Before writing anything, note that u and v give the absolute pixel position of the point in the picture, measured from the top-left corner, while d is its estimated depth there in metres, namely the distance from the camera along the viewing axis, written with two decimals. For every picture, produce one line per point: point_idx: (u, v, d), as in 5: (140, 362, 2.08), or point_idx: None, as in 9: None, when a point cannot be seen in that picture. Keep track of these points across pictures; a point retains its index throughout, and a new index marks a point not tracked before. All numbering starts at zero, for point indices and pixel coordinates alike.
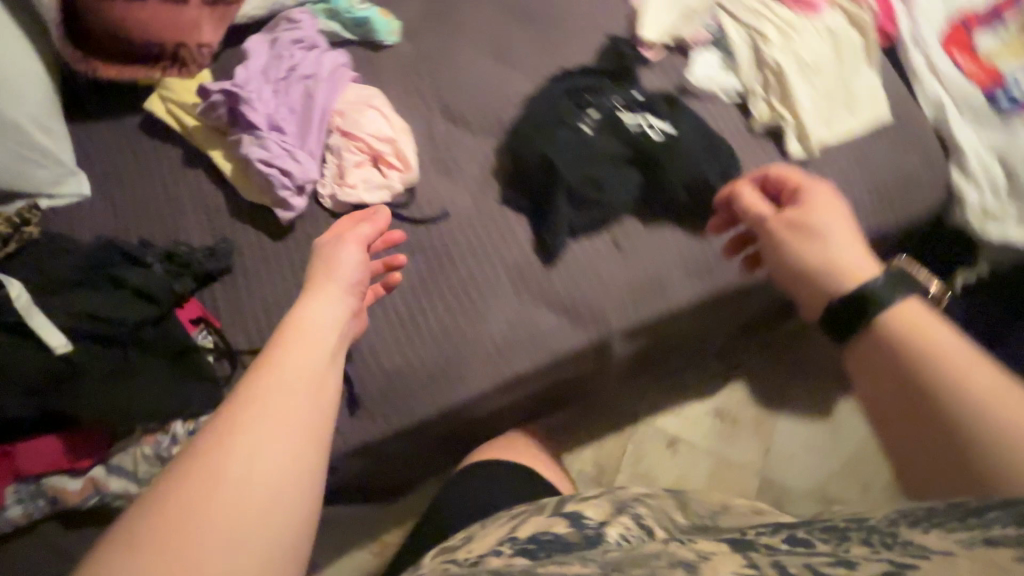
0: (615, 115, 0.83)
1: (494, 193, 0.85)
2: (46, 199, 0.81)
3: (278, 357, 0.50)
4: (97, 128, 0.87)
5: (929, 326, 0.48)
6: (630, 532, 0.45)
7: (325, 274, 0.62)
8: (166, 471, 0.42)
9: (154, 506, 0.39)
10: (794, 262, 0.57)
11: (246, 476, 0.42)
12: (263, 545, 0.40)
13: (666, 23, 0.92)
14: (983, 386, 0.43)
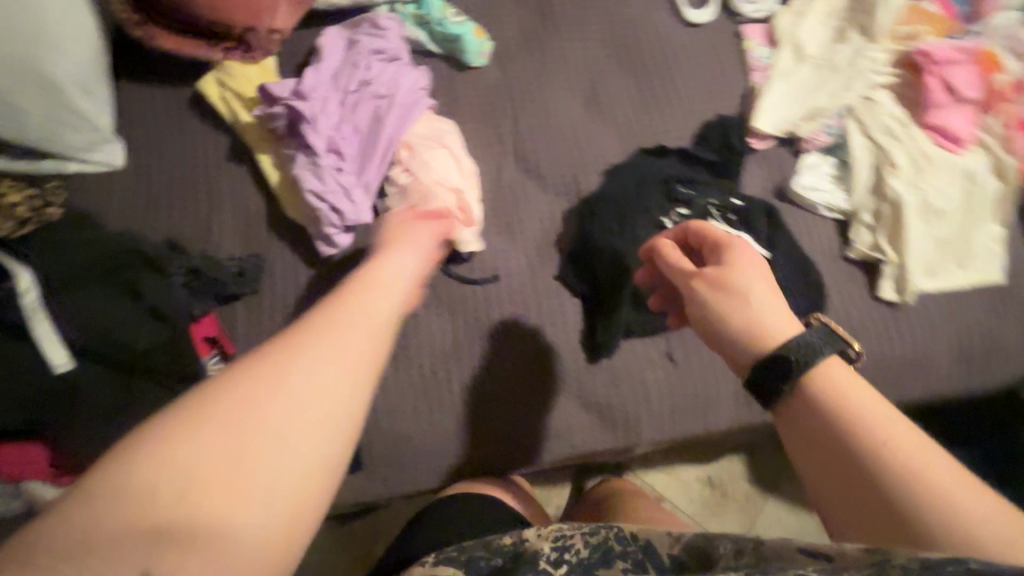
0: (704, 217, 0.75)
1: (552, 266, 0.78)
2: (76, 164, 0.73)
3: (343, 303, 0.38)
4: (142, 89, 0.78)
5: (850, 387, 0.40)
6: (553, 532, 0.54)
7: (396, 240, 0.52)
8: (172, 408, 0.31)
9: (144, 459, 0.28)
10: (717, 334, 0.45)
11: (271, 460, 0.30)
12: (271, 517, 0.29)
13: (786, 115, 0.81)
14: (932, 463, 0.36)
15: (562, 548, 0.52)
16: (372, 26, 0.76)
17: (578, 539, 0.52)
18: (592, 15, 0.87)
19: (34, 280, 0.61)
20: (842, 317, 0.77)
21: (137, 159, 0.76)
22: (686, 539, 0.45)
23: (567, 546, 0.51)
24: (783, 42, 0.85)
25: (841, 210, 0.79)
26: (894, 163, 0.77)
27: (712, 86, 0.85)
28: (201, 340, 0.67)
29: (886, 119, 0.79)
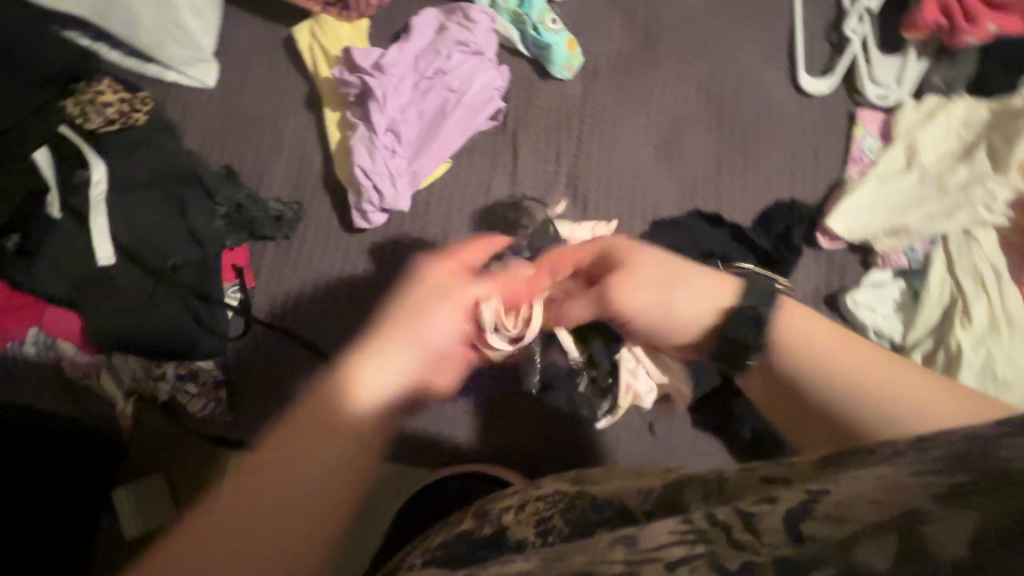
0: None
1: None
2: (174, 74, 0.79)
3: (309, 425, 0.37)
4: (249, 21, 0.82)
5: (807, 322, 0.41)
6: (533, 516, 0.41)
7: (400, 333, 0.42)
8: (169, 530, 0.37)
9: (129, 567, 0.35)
10: (636, 329, 0.46)
11: None
12: None
13: (868, 222, 0.73)
14: (840, 355, 0.39)
15: (540, 530, 0.38)
16: (463, 18, 0.77)
17: (555, 517, 0.38)
18: (698, 56, 0.82)
19: (106, 175, 0.69)
20: None
21: (224, 81, 0.81)
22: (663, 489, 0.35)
23: (547, 530, 0.37)
24: (897, 140, 0.76)
25: (892, 341, 0.72)
26: (970, 314, 0.67)
27: (801, 165, 0.78)
28: (228, 265, 0.74)
29: (980, 262, 0.68)
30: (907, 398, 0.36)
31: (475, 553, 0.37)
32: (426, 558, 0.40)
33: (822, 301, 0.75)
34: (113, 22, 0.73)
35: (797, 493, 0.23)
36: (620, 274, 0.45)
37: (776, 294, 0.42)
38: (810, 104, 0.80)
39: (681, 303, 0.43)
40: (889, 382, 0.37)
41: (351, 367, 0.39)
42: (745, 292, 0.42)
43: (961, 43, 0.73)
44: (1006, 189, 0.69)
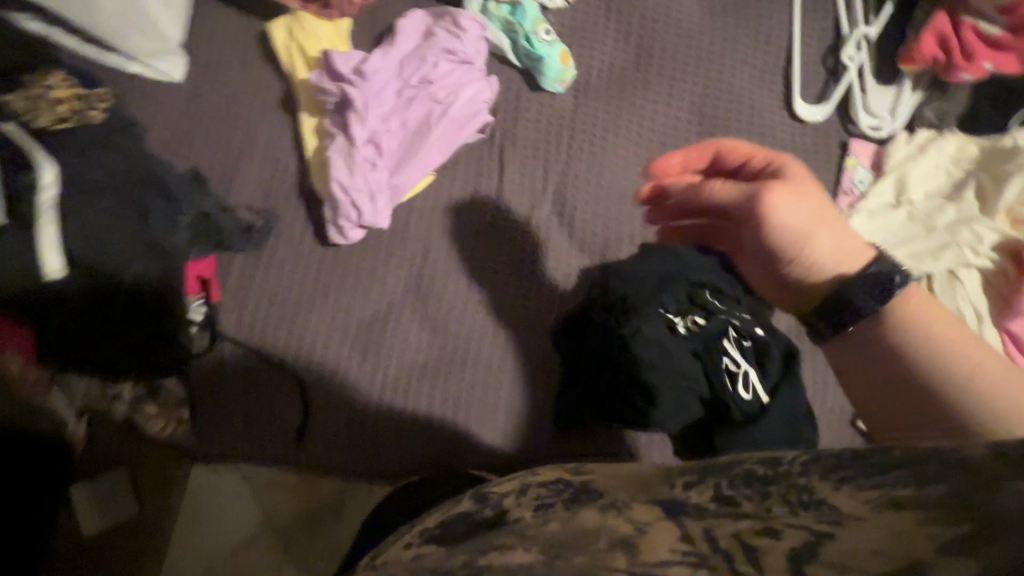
0: (718, 337, 0.67)
1: (548, 319, 0.75)
2: (137, 67, 0.73)
3: None
4: (220, 13, 0.77)
5: (923, 304, 0.39)
6: (533, 497, 0.39)
7: None
8: None
9: None
10: (768, 247, 0.44)
11: None
12: None
13: None
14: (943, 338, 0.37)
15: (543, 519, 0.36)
16: (451, 22, 0.73)
17: (554, 504, 0.36)
18: (694, 75, 0.79)
19: None
20: None
21: (193, 77, 0.75)
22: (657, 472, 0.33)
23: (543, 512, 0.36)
24: (887, 174, 0.75)
25: None
26: None
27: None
28: (193, 277, 0.70)
29: (963, 306, 0.67)
30: (1000, 386, 0.34)
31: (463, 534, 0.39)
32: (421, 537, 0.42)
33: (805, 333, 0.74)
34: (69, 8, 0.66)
35: (798, 527, 0.23)
36: (772, 188, 0.43)
37: (904, 275, 0.40)
38: (803, 131, 0.79)
39: (815, 243, 0.42)
40: (983, 359, 0.36)
41: None
42: (875, 263, 0.42)
43: (956, 79, 0.72)
44: (991, 233, 0.69)
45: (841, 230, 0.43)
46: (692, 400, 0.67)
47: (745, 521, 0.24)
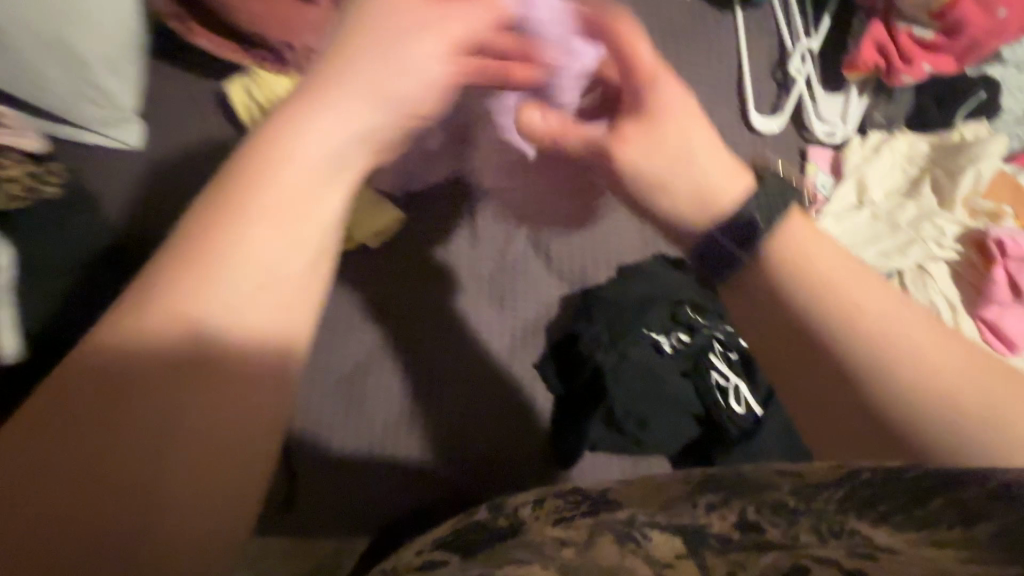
0: (704, 354, 0.68)
1: (533, 351, 0.73)
2: (94, 136, 0.72)
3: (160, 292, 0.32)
4: (175, 76, 0.76)
5: (828, 260, 0.38)
6: (552, 513, 0.35)
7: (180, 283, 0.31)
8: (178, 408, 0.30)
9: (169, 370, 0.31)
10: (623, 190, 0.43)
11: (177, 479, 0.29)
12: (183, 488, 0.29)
13: None
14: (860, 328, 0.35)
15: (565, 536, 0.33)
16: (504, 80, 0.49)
17: (579, 517, 0.33)
18: None
19: (9, 257, 0.59)
20: None
21: (150, 141, 0.74)
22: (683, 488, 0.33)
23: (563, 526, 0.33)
24: (848, 176, 0.77)
25: None
26: None
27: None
28: None
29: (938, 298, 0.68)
30: (922, 363, 0.34)
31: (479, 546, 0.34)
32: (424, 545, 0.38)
33: None
34: (19, 86, 0.65)
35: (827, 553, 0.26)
36: (624, 136, 0.41)
37: (758, 216, 0.38)
38: (762, 141, 0.80)
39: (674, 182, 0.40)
40: (888, 319, 0.36)
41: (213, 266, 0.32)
42: (751, 194, 0.40)
43: (898, 81, 0.74)
44: (952, 226, 0.71)
45: (699, 160, 0.40)
46: (688, 419, 0.67)
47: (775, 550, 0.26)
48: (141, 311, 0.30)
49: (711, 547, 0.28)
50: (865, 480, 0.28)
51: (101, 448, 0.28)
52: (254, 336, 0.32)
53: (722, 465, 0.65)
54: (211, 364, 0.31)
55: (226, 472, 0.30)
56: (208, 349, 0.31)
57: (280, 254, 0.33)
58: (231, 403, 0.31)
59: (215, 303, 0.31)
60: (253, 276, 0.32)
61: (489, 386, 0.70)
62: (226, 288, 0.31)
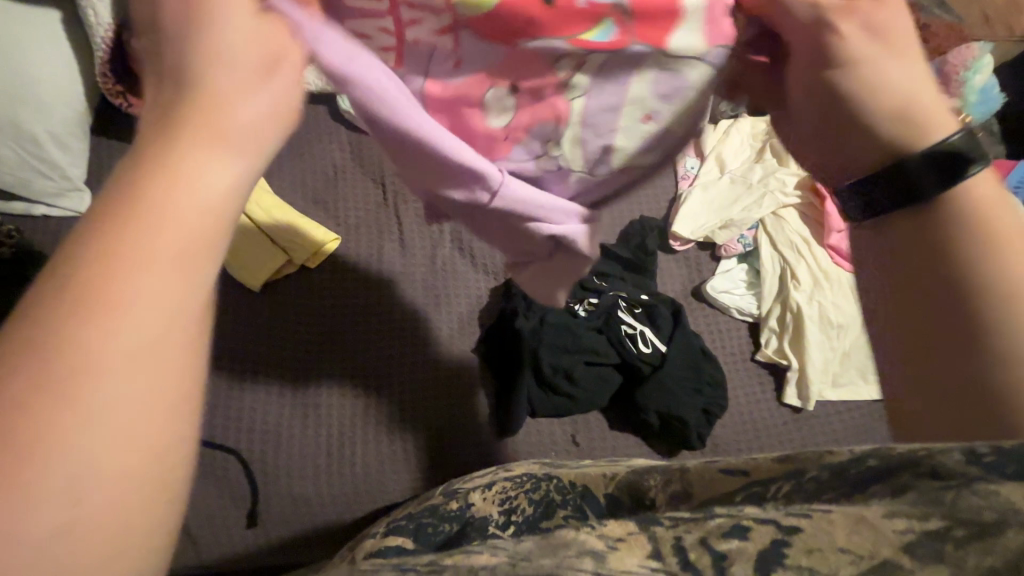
0: (613, 310, 0.79)
1: (471, 339, 0.80)
2: (42, 207, 0.77)
3: (181, 143, 0.27)
4: (112, 143, 0.84)
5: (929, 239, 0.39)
6: (498, 494, 0.45)
7: (172, 150, 0.27)
8: (94, 229, 0.25)
9: (107, 221, 0.25)
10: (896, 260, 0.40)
11: (80, 429, 0.23)
12: (86, 467, 0.23)
13: (704, 222, 0.87)
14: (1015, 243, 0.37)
15: (510, 511, 0.43)
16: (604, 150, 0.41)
17: (521, 500, 0.43)
18: None
19: None
20: (747, 416, 0.80)
21: None
22: (621, 478, 0.41)
23: (513, 509, 0.43)
24: (709, 156, 0.93)
25: (751, 313, 0.85)
26: (797, 277, 0.85)
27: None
28: None
29: (792, 235, 0.88)
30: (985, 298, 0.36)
31: (432, 531, 0.43)
32: (388, 527, 0.46)
33: (690, 294, 0.86)
34: None
35: (766, 525, 0.25)
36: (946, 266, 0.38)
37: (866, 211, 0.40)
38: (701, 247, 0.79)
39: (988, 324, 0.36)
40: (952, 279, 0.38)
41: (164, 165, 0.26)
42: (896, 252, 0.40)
43: None
44: (791, 178, 0.91)
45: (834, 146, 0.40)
46: (607, 367, 0.77)
47: (720, 519, 0.27)
48: (78, 284, 0.24)
49: (662, 524, 0.30)
50: (857, 477, 0.27)
51: (46, 294, 0.24)
52: (191, 246, 0.26)
53: (642, 401, 0.76)
54: (114, 271, 0.24)
55: (99, 468, 0.23)
56: (90, 309, 0.24)
57: (213, 200, 0.27)
58: (75, 292, 0.24)
59: (172, 172, 0.26)
60: (201, 167, 0.27)
61: (430, 372, 0.77)
62: (157, 207, 0.25)
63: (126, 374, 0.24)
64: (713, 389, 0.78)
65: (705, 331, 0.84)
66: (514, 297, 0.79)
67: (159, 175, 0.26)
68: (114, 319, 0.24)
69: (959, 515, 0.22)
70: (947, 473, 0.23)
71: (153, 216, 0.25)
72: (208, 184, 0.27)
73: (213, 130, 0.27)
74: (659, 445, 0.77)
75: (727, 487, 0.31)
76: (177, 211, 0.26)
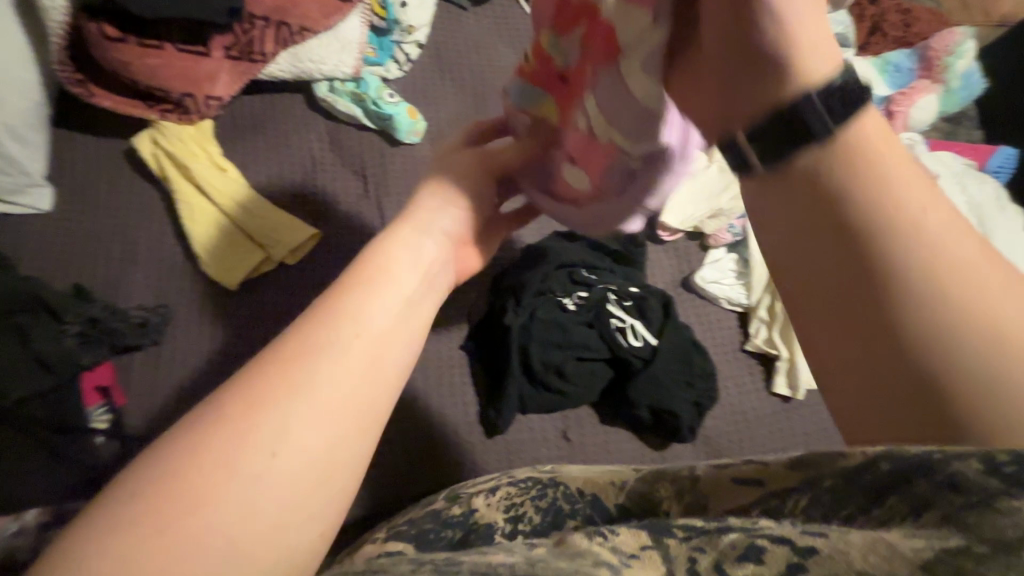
0: (603, 303, 0.78)
1: (459, 336, 0.78)
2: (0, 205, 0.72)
3: (378, 278, 0.35)
4: (73, 136, 0.79)
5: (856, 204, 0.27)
6: (502, 499, 0.44)
7: (370, 283, 0.35)
8: (310, 333, 0.31)
9: (323, 331, 0.31)
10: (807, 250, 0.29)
11: (254, 488, 0.26)
12: (247, 522, 0.25)
13: (693, 212, 0.86)
14: (908, 167, 0.26)
15: (516, 519, 0.41)
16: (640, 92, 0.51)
17: (525, 506, 0.42)
18: None
19: None
20: (738, 408, 0.80)
21: (64, 202, 0.76)
22: (631, 489, 0.38)
23: (520, 517, 0.41)
24: None
25: (740, 304, 0.84)
26: None
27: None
28: (89, 388, 0.66)
29: None
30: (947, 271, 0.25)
31: (434, 536, 0.41)
32: (390, 531, 0.43)
33: (679, 286, 0.85)
34: None
35: (779, 547, 0.25)
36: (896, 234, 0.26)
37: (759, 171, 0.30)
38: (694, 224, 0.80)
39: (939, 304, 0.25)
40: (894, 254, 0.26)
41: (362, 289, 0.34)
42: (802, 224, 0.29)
43: None
44: None
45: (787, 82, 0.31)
46: (597, 362, 0.76)
47: (732, 535, 0.27)
48: (292, 367, 0.29)
49: (674, 536, 0.29)
50: (870, 482, 0.25)
51: (267, 372, 0.29)
52: (381, 370, 0.32)
53: (632, 397, 0.75)
54: (322, 370, 0.30)
55: (253, 526, 0.25)
56: (274, 397, 0.28)
57: (405, 335, 0.34)
58: (289, 376, 0.29)
59: (367, 297, 0.34)
60: (387, 301, 0.34)
61: (417, 370, 0.75)
62: (363, 329, 0.32)
63: (307, 452, 0.28)
64: (703, 381, 0.77)
65: (694, 323, 0.83)
66: (503, 293, 0.77)
67: (363, 298, 0.34)
68: (298, 425, 0.28)
69: (984, 537, 0.20)
70: (968, 486, 0.22)
71: (361, 332, 0.32)
72: (390, 313, 0.34)
73: (399, 274, 0.36)
74: (650, 437, 0.77)
75: (740, 501, 0.31)
76: (376, 336, 0.32)
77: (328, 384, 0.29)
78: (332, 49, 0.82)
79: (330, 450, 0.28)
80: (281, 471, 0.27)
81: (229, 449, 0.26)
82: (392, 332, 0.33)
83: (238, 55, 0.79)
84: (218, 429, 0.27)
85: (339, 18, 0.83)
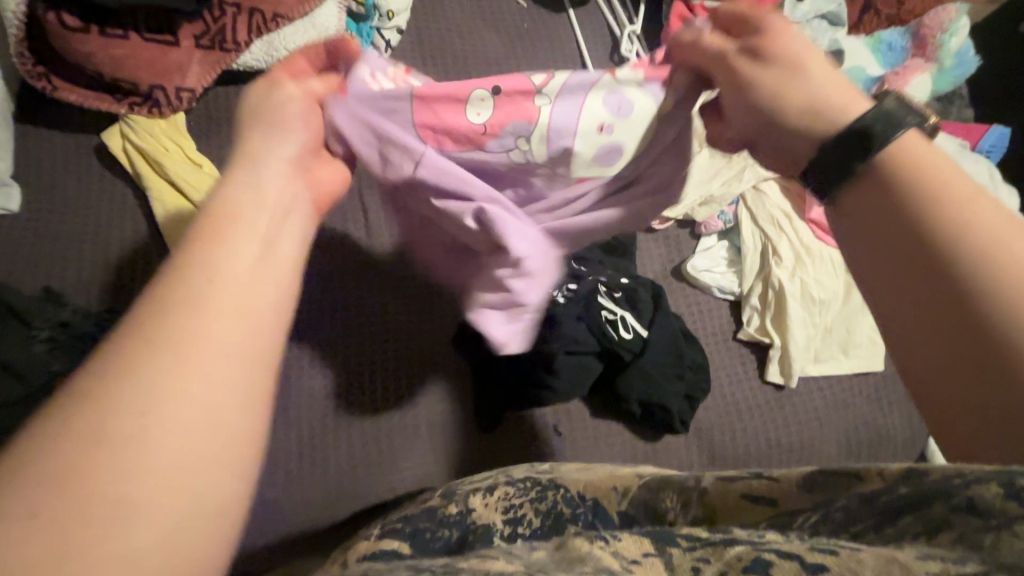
0: (592, 295, 0.76)
1: (446, 331, 0.76)
2: None
3: (232, 225, 0.34)
4: (38, 133, 0.76)
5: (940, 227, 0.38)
6: (500, 499, 0.42)
7: (221, 230, 0.33)
8: (154, 292, 0.30)
9: (176, 286, 0.30)
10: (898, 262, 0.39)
11: (142, 465, 0.25)
12: (151, 498, 0.25)
13: (684, 200, 0.84)
14: (988, 223, 0.37)
15: (516, 521, 0.41)
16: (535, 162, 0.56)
17: (526, 511, 0.41)
18: None
19: None
20: (730, 398, 0.79)
21: (32, 201, 0.72)
22: (636, 493, 0.40)
23: (519, 519, 0.41)
24: None
25: (733, 292, 0.83)
26: (779, 254, 0.83)
27: (526, 59, 0.91)
28: None
29: (773, 210, 0.86)
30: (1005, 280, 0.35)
31: (430, 537, 0.39)
32: (384, 529, 0.42)
33: (670, 275, 0.84)
34: None
35: (787, 560, 0.26)
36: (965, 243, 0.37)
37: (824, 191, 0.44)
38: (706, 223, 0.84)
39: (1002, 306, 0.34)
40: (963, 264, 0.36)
41: (211, 240, 0.32)
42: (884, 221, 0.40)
43: None
44: None
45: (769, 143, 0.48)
46: (588, 355, 0.74)
47: (740, 546, 0.28)
48: (142, 335, 0.28)
49: (678, 545, 0.30)
50: (887, 504, 0.28)
51: (112, 347, 0.28)
52: (249, 315, 0.31)
53: (624, 390, 0.74)
54: (188, 330, 0.29)
55: (154, 503, 0.25)
56: (130, 371, 0.27)
57: (262, 273, 0.33)
58: (151, 345, 0.28)
59: (218, 248, 0.32)
60: (241, 245, 0.33)
61: (405, 366, 0.73)
62: (223, 279, 0.31)
63: (194, 418, 0.27)
64: (696, 372, 0.76)
65: (685, 312, 0.82)
66: None
67: (213, 248, 0.32)
68: (155, 431, 0.26)
69: (1001, 560, 0.22)
70: (985, 509, 0.25)
71: (214, 281, 0.31)
72: (248, 258, 0.33)
73: (247, 218, 0.35)
74: (641, 430, 0.76)
75: (757, 518, 0.33)
76: (232, 287, 0.31)
77: (195, 347, 0.28)
78: (308, 36, 0.79)
79: (217, 408, 0.28)
80: (173, 440, 0.26)
81: (93, 438, 0.25)
82: (245, 283, 0.31)
83: (210, 45, 0.76)
84: (77, 419, 0.25)
85: (314, 4, 0.80)
